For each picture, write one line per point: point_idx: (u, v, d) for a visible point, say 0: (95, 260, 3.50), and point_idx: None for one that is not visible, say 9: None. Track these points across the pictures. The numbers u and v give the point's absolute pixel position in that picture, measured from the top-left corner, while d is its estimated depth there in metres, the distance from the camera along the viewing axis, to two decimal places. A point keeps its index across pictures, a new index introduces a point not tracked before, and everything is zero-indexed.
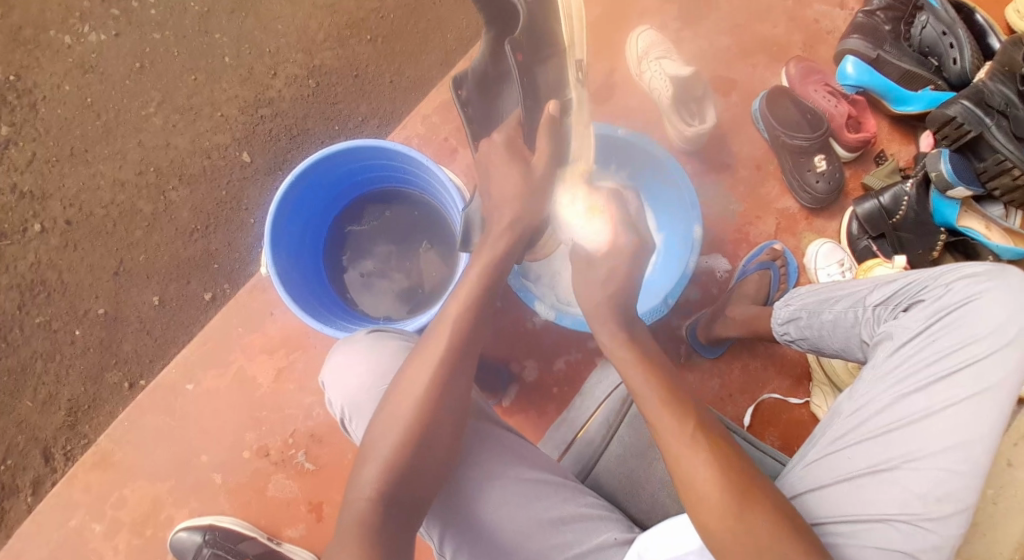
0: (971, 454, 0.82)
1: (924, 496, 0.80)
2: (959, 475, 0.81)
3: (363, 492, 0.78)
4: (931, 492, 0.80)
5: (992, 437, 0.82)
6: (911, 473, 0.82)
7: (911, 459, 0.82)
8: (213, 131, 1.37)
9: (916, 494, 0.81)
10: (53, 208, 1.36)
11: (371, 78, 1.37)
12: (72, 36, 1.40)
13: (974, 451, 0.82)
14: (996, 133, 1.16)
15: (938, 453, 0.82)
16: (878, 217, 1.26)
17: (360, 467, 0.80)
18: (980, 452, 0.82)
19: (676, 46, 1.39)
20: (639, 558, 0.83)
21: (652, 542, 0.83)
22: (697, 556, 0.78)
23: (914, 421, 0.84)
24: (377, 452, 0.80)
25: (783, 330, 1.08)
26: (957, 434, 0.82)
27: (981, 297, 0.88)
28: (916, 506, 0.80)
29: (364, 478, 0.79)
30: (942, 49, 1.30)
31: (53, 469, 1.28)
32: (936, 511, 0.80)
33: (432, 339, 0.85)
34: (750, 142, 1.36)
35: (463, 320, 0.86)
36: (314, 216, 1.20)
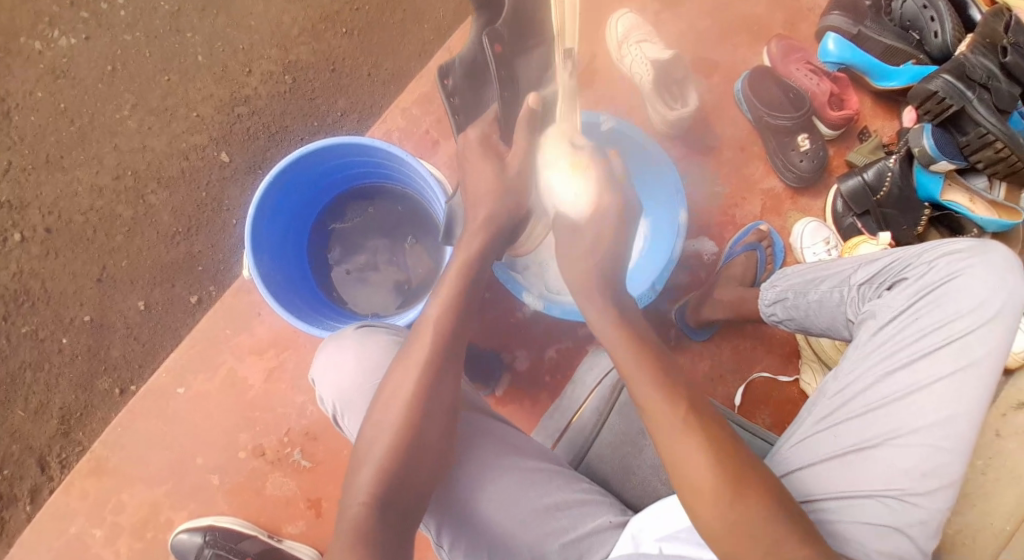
0: (955, 429, 0.82)
1: (911, 472, 0.81)
2: (944, 450, 0.82)
3: (357, 498, 0.78)
4: (917, 468, 0.81)
5: (975, 412, 0.83)
6: (898, 450, 0.82)
7: (897, 436, 0.83)
8: (189, 132, 1.35)
9: (901, 470, 0.81)
10: (32, 216, 1.34)
11: (349, 71, 1.36)
12: (42, 41, 1.37)
13: (959, 426, 0.83)
14: (978, 107, 1.16)
15: (923, 429, 0.82)
16: (862, 194, 1.26)
17: (356, 471, 0.80)
18: (963, 427, 0.82)
19: (656, 29, 1.38)
20: (633, 540, 0.84)
21: (646, 523, 0.84)
22: (689, 534, 0.79)
23: (899, 398, 0.85)
24: (372, 454, 0.80)
25: (771, 311, 1.09)
26: (941, 410, 0.83)
27: (963, 273, 0.89)
28: (903, 482, 0.81)
29: (359, 482, 0.79)
30: (924, 23, 1.29)
31: (49, 477, 1.28)
32: (921, 487, 0.81)
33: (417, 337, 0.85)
34: (734, 123, 1.35)
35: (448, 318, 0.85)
36: (295, 214, 1.19)
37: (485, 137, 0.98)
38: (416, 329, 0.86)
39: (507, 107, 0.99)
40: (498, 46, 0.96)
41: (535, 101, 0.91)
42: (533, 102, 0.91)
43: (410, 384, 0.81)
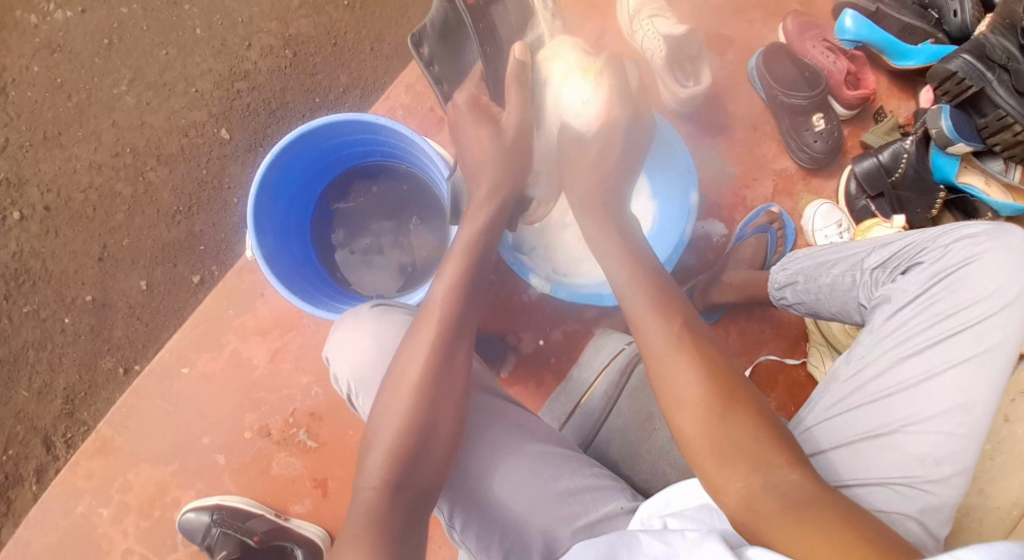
0: (970, 416, 0.81)
1: (923, 460, 0.81)
2: (958, 438, 0.81)
3: (369, 481, 0.78)
4: (930, 456, 0.80)
5: (992, 399, 0.82)
6: (910, 437, 0.82)
7: (908, 423, 0.82)
8: (188, 108, 1.33)
9: (913, 458, 0.81)
10: (31, 194, 1.32)
11: (351, 46, 1.32)
12: (37, 15, 1.34)
13: (974, 413, 0.81)
14: (998, 88, 1.13)
15: (937, 416, 0.82)
16: (877, 175, 1.24)
17: (364, 455, 0.80)
18: (979, 414, 0.81)
19: (668, 4, 1.34)
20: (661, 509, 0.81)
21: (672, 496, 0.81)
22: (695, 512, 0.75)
23: (911, 385, 0.84)
24: (380, 440, 0.80)
25: (781, 294, 1.08)
26: (956, 397, 0.82)
27: (980, 257, 0.87)
28: (914, 469, 0.81)
29: (369, 466, 0.78)
30: (943, 2, 1.25)
31: (55, 457, 1.28)
32: (933, 474, 0.80)
33: (425, 314, 0.85)
34: (746, 102, 1.32)
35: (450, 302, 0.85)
36: (298, 191, 1.17)
37: (475, 99, 1.03)
38: (426, 309, 0.86)
39: (489, 61, 1.05)
40: (472, 1, 1.05)
41: (522, 52, 1.02)
42: (518, 54, 1.01)
43: (417, 365, 0.81)
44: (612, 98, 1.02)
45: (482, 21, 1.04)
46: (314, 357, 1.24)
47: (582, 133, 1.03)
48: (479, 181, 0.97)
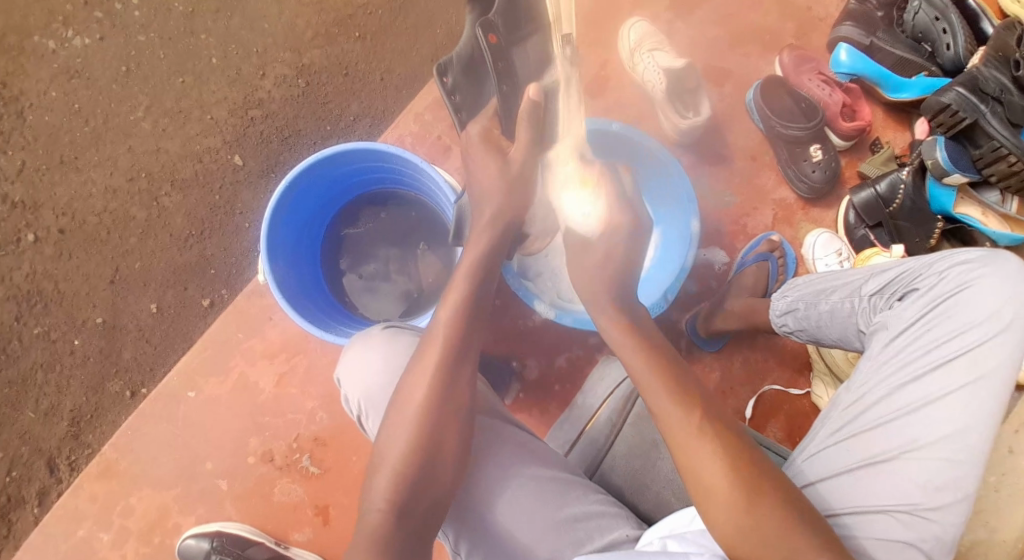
0: (968, 442, 0.82)
1: (924, 486, 0.81)
2: (957, 463, 0.81)
3: (376, 503, 0.78)
4: (931, 482, 0.81)
5: (989, 425, 0.83)
6: (911, 463, 0.82)
7: (909, 449, 0.83)
8: (203, 134, 1.36)
9: (914, 484, 0.81)
10: (46, 217, 1.35)
11: (361, 76, 1.36)
12: (56, 41, 1.37)
13: (971, 439, 0.82)
14: (991, 120, 1.16)
15: (935, 442, 0.82)
16: (875, 205, 1.27)
17: (371, 476, 0.80)
18: (977, 440, 0.82)
19: (668, 38, 1.38)
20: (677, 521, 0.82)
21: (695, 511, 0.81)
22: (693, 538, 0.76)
23: (911, 411, 0.84)
24: (386, 462, 0.80)
25: (782, 321, 1.09)
26: (954, 422, 0.83)
27: (974, 284, 0.88)
28: (916, 496, 0.80)
29: (375, 488, 0.79)
30: (936, 35, 1.28)
31: (58, 479, 1.28)
32: (935, 500, 0.80)
33: (431, 340, 0.85)
34: (745, 133, 1.35)
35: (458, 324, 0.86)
36: (310, 217, 1.19)
37: (488, 131, 1.03)
38: (430, 332, 0.86)
39: (505, 99, 1.01)
40: (493, 37, 0.97)
41: (536, 95, 0.95)
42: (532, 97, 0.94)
43: (423, 387, 0.82)
44: (612, 209, 0.93)
45: (498, 61, 0.98)
46: (319, 383, 1.25)
47: (583, 236, 0.94)
48: (484, 208, 0.96)
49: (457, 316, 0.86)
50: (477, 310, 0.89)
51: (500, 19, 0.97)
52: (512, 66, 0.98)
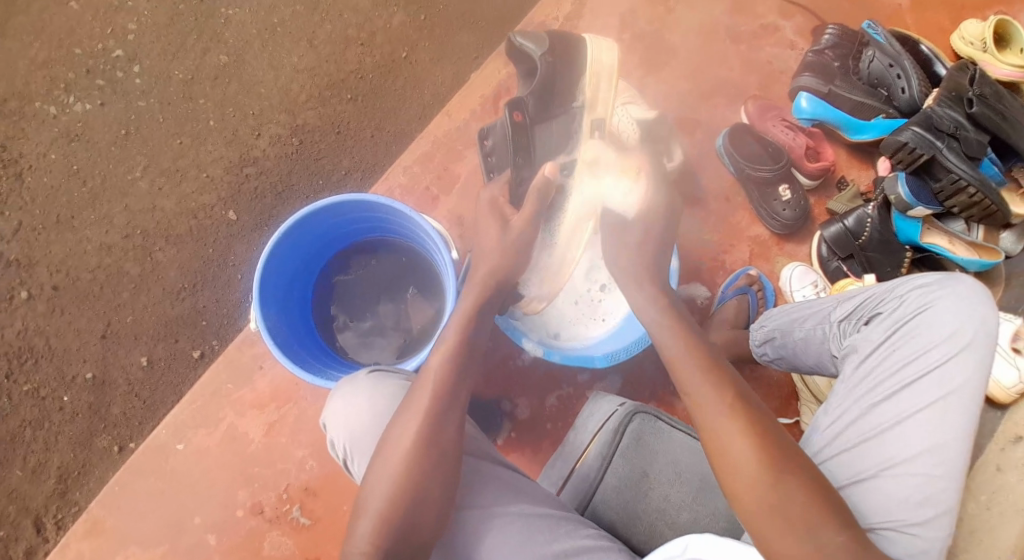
0: (944, 456, 0.84)
1: (904, 501, 0.83)
2: (935, 478, 0.83)
3: (359, 547, 0.79)
4: (911, 497, 0.83)
5: (962, 439, 0.84)
6: (890, 480, 0.84)
7: (887, 466, 0.85)
8: (198, 191, 1.39)
9: (896, 501, 0.83)
10: (39, 274, 1.36)
11: (353, 134, 1.42)
12: (57, 107, 1.42)
13: (948, 453, 0.84)
14: (948, 154, 1.22)
15: (912, 459, 0.84)
16: (845, 239, 1.33)
17: (354, 521, 0.81)
18: (952, 454, 0.84)
19: (640, 92, 1.46)
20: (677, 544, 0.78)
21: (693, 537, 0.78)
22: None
23: (885, 429, 0.87)
24: (370, 506, 0.81)
25: (762, 351, 1.13)
26: (928, 438, 0.85)
27: (934, 304, 0.91)
28: (897, 512, 0.83)
29: (360, 532, 0.79)
30: (890, 80, 1.36)
31: (45, 539, 1.25)
32: (917, 516, 0.82)
33: (419, 390, 0.88)
34: (718, 175, 1.42)
35: (448, 369, 0.89)
36: (302, 265, 1.22)
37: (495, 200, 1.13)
38: (422, 377, 0.89)
39: (518, 171, 1.14)
40: (519, 115, 1.13)
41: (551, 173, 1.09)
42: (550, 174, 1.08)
43: (411, 433, 0.83)
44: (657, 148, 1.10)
45: (520, 137, 1.13)
46: (309, 431, 1.26)
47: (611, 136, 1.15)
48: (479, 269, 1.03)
49: (446, 364, 0.89)
50: (464, 353, 0.91)
51: (530, 100, 1.13)
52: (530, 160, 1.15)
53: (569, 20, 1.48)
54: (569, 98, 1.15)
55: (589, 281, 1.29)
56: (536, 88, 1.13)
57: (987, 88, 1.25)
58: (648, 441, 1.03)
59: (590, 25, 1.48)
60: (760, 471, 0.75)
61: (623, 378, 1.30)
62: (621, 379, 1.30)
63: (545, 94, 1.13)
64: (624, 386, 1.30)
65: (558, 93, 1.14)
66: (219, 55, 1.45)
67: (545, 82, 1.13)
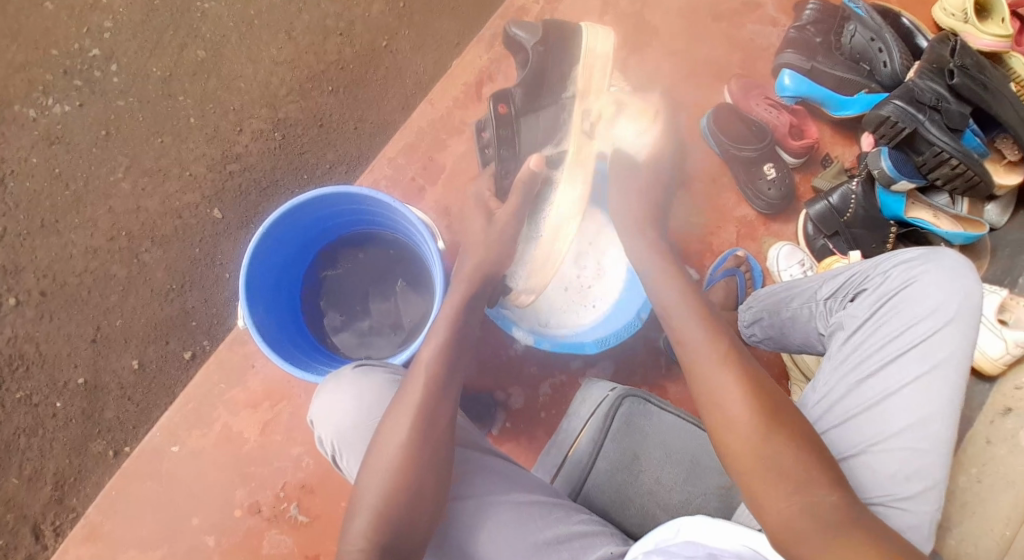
0: (930, 430, 0.85)
1: (893, 476, 0.84)
2: (922, 452, 0.84)
3: (355, 544, 0.79)
4: (898, 472, 0.84)
5: (948, 412, 0.85)
6: (878, 456, 0.85)
7: (875, 442, 0.86)
8: (182, 191, 1.39)
9: (885, 476, 0.84)
10: (26, 280, 1.35)
11: (336, 126, 1.41)
12: (35, 109, 1.40)
13: (934, 427, 0.85)
14: (930, 127, 1.23)
15: (899, 434, 0.85)
16: (830, 217, 1.33)
17: (350, 520, 0.81)
18: (939, 428, 0.85)
19: (623, 75, 1.45)
20: (676, 528, 0.78)
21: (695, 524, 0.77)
22: (679, 547, 0.76)
23: (872, 405, 0.88)
24: (364, 504, 0.81)
25: (750, 331, 1.14)
26: (914, 413, 0.86)
27: (918, 279, 0.92)
28: (886, 487, 0.84)
29: (355, 530, 0.80)
30: (872, 54, 1.35)
31: (45, 545, 1.26)
32: (906, 490, 0.83)
33: (409, 385, 0.88)
34: (703, 156, 1.42)
35: (438, 362, 0.89)
36: (290, 261, 1.22)
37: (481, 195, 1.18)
38: (413, 372, 0.90)
39: (504, 163, 1.19)
40: (503, 107, 1.17)
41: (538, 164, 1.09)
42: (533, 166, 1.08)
43: (404, 429, 0.84)
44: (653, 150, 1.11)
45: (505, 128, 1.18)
46: (304, 428, 1.28)
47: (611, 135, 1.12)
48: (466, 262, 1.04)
49: (435, 357, 0.90)
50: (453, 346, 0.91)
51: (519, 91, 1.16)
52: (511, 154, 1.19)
53: (549, 3, 1.47)
54: (558, 90, 1.14)
55: (578, 266, 1.30)
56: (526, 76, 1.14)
57: (967, 60, 1.25)
58: (639, 426, 1.04)
59: (570, 8, 1.47)
60: (750, 457, 0.76)
61: (615, 362, 1.31)
62: (613, 364, 1.31)
63: (537, 80, 1.14)
64: (616, 370, 1.31)
65: (548, 81, 1.15)
66: (197, 50, 1.43)
67: (536, 71, 1.14)
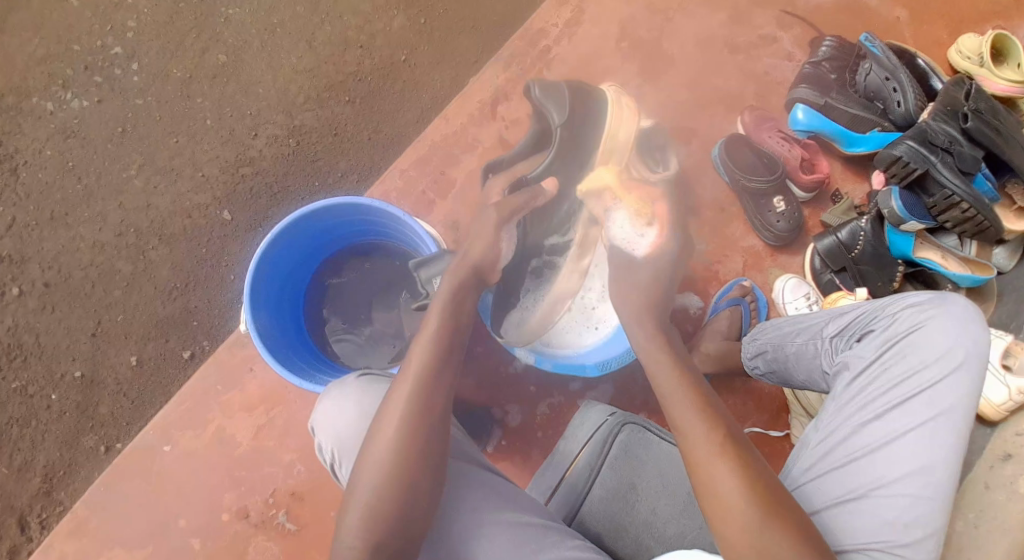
0: (932, 478, 0.84)
1: (893, 523, 0.83)
2: (924, 500, 0.83)
3: (348, 542, 0.78)
4: (898, 519, 0.83)
5: (951, 461, 0.84)
6: (879, 501, 0.84)
7: (876, 487, 0.85)
8: (193, 191, 1.39)
9: (884, 522, 0.83)
10: (31, 271, 1.35)
11: (350, 136, 1.42)
12: (54, 103, 1.42)
13: (936, 475, 0.84)
14: (942, 169, 1.23)
15: (901, 480, 0.84)
16: (837, 252, 1.33)
17: (341, 517, 0.80)
18: (941, 476, 0.84)
19: (637, 101, 1.46)
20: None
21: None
22: None
23: (875, 449, 0.87)
24: (356, 502, 0.80)
25: (754, 363, 1.13)
26: (917, 460, 0.85)
27: (926, 324, 0.91)
28: (886, 534, 0.83)
29: (347, 528, 0.79)
30: (886, 93, 1.36)
31: (30, 537, 1.25)
32: (905, 538, 0.82)
33: (402, 381, 0.87)
34: (713, 185, 1.42)
35: (428, 359, 0.88)
36: (296, 267, 1.22)
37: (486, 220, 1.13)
38: (405, 369, 0.88)
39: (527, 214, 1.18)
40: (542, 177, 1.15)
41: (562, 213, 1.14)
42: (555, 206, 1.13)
43: (394, 424, 0.83)
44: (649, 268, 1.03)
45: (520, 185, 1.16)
46: (297, 435, 1.27)
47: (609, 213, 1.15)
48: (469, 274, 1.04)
49: (430, 353, 0.89)
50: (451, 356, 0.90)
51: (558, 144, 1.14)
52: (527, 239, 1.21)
53: (568, 26, 1.48)
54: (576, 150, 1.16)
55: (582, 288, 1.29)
56: (554, 160, 1.14)
57: (981, 104, 1.26)
58: (635, 454, 1.03)
59: (589, 32, 1.48)
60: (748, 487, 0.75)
61: (615, 387, 1.30)
62: (612, 388, 1.30)
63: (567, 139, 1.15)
64: (615, 394, 1.30)
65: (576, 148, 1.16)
66: (218, 55, 1.45)
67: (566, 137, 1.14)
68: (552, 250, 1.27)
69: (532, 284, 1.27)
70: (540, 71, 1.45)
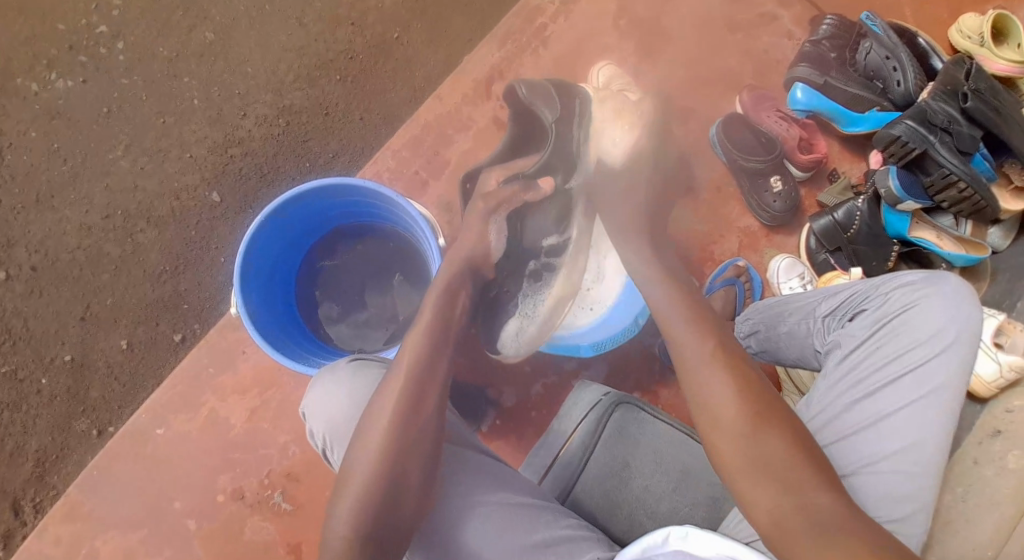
0: (924, 454, 0.84)
1: (884, 498, 0.83)
2: (915, 476, 0.83)
3: (339, 530, 0.78)
4: (889, 495, 0.83)
5: (942, 437, 0.85)
6: (870, 477, 0.84)
7: (868, 463, 0.85)
8: (182, 172, 1.38)
9: (876, 498, 0.83)
10: (18, 255, 1.34)
11: (342, 116, 1.41)
12: (39, 84, 1.39)
13: (927, 452, 0.84)
14: (940, 149, 1.22)
15: (893, 456, 0.84)
16: (833, 232, 1.32)
17: (333, 505, 0.80)
18: (931, 453, 0.84)
19: (633, 79, 1.45)
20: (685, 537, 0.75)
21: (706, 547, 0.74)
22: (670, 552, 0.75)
23: (867, 426, 0.86)
24: (350, 489, 0.80)
25: (746, 344, 1.12)
26: (909, 436, 0.85)
27: (919, 302, 0.91)
28: (877, 509, 0.83)
29: (339, 515, 0.79)
30: (886, 72, 1.34)
31: (23, 521, 1.26)
32: (895, 514, 0.82)
33: (398, 370, 0.88)
34: (709, 165, 1.41)
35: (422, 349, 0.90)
36: (287, 250, 1.22)
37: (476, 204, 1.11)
38: (401, 355, 0.90)
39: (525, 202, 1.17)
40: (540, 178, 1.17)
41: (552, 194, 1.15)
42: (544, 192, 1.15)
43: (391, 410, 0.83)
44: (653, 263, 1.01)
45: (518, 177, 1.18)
46: (292, 416, 1.28)
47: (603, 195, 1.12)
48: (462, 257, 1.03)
49: (424, 341, 0.91)
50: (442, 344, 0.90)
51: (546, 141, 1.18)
52: (523, 238, 1.20)
53: (563, 2, 1.46)
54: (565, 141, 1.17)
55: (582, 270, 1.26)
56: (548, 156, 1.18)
57: (981, 84, 1.24)
58: (629, 434, 1.03)
59: (583, 9, 1.46)
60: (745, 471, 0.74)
61: (609, 367, 1.30)
62: (606, 368, 1.30)
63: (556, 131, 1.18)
64: (609, 375, 1.30)
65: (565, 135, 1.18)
66: (206, 32, 1.42)
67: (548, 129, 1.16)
68: (550, 251, 1.22)
69: (531, 286, 1.20)
70: (534, 49, 1.44)
